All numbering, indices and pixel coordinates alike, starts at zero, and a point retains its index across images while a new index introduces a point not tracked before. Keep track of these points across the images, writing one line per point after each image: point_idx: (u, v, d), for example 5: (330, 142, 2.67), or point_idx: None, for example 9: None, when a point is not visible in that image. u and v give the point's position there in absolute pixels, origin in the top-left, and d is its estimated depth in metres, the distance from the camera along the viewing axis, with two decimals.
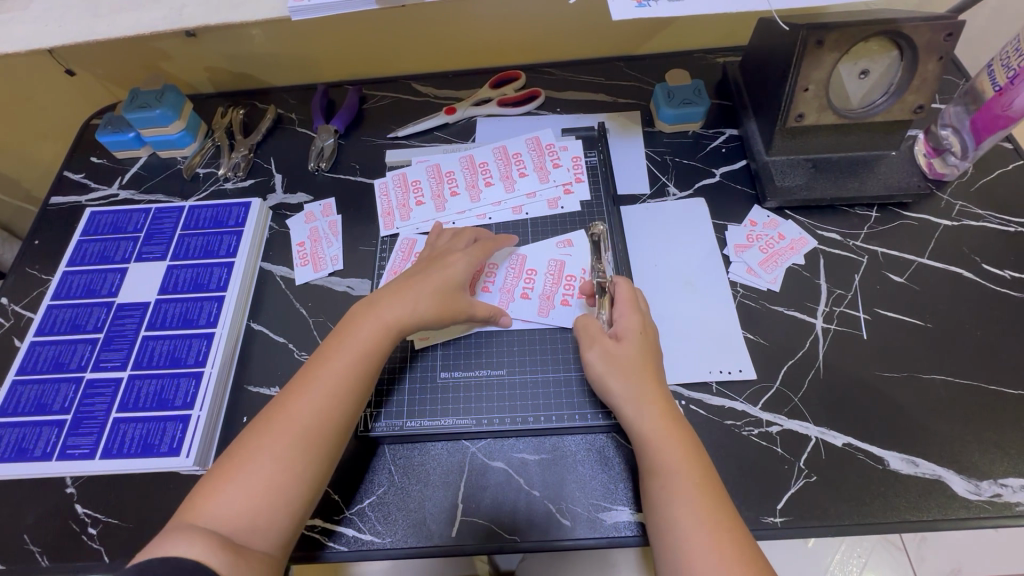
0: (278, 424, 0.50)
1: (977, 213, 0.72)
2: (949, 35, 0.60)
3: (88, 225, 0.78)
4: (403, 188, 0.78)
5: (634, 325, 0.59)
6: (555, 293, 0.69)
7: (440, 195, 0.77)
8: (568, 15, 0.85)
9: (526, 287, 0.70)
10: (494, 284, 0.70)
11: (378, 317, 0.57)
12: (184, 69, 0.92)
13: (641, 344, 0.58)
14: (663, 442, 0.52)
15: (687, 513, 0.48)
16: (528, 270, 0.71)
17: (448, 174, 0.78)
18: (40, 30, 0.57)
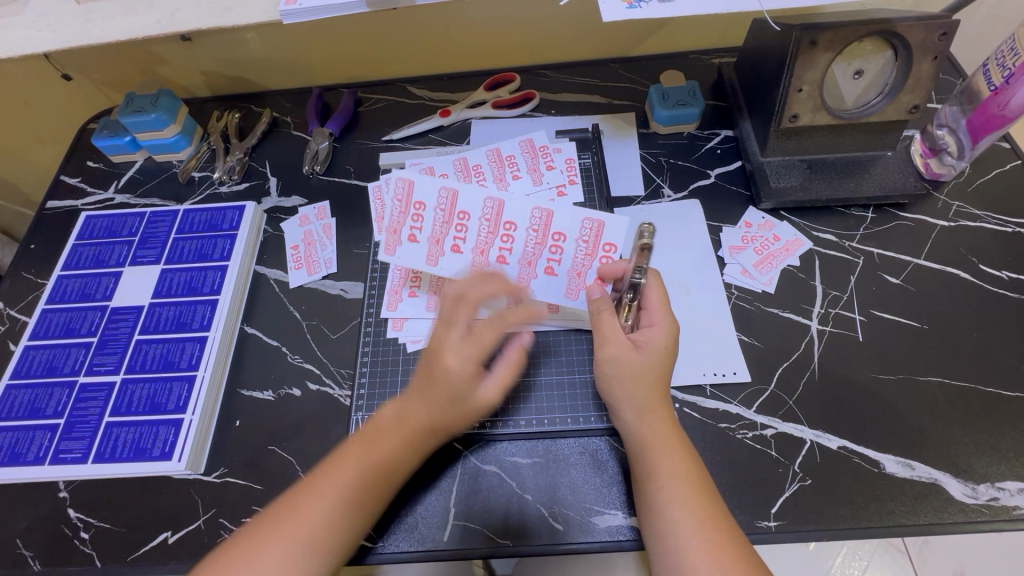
0: (306, 504, 0.51)
1: (974, 213, 0.72)
2: (944, 35, 0.60)
3: (83, 230, 0.78)
4: (402, 209, 0.66)
5: (661, 341, 0.56)
6: (586, 268, 0.65)
7: (437, 239, 0.66)
8: (563, 17, 0.85)
9: (551, 258, 0.65)
10: (513, 253, 0.65)
11: (417, 407, 0.55)
12: (180, 73, 0.92)
13: (660, 357, 0.55)
14: (664, 449, 0.52)
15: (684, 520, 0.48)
16: (554, 235, 0.65)
17: (460, 215, 0.66)
18: (33, 35, 0.57)
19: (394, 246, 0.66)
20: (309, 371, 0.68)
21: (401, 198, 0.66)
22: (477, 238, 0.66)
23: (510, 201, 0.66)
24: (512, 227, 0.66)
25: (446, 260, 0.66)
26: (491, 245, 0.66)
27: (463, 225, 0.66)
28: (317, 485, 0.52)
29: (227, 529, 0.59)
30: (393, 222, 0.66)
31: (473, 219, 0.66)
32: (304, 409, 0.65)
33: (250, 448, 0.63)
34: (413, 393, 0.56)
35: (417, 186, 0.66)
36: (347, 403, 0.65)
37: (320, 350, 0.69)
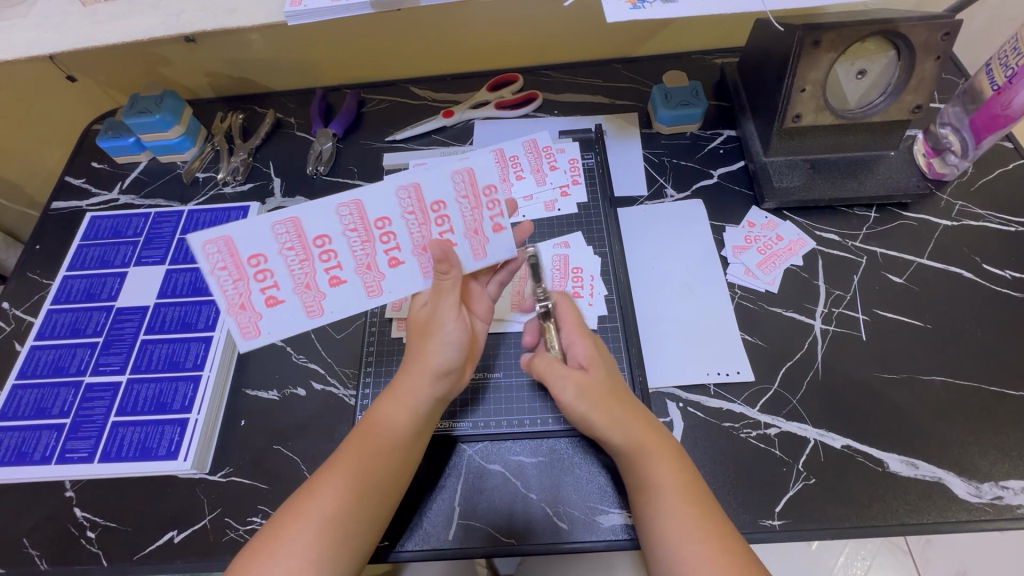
0: (315, 504, 0.49)
1: (977, 213, 0.72)
2: (947, 34, 0.60)
3: (88, 230, 0.78)
4: (303, 257, 0.54)
5: (589, 351, 0.57)
6: (479, 221, 0.57)
7: (367, 266, 0.56)
8: (566, 18, 0.86)
9: (494, 215, 0.58)
10: (455, 230, 0.57)
11: (411, 395, 0.54)
12: (184, 74, 0.93)
13: (602, 367, 0.56)
14: (647, 456, 0.52)
15: (675, 529, 0.48)
16: (485, 191, 0.57)
17: (379, 225, 0.55)
18: (39, 37, 0.57)
19: (278, 300, 0.55)
20: (314, 371, 0.68)
21: (292, 245, 0.54)
22: (411, 238, 0.56)
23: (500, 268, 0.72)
24: (441, 206, 0.56)
25: (392, 282, 0.56)
26: (428, 236, 0.56)
27: (389, 234, 0.56)
28: (321, 484, 0.50)
29: (233, 528, 0.59)
30: (239, 297, 0.54)
31: (396, 223, 0.55)
32: (309, 409, 0.65)
33: (256, 448, 0.63)
34: (406, 387, 0.55)
35: (309, 222, 0.54)
36: (351, 403, 0.65)
37: (325, 350, 0.69)
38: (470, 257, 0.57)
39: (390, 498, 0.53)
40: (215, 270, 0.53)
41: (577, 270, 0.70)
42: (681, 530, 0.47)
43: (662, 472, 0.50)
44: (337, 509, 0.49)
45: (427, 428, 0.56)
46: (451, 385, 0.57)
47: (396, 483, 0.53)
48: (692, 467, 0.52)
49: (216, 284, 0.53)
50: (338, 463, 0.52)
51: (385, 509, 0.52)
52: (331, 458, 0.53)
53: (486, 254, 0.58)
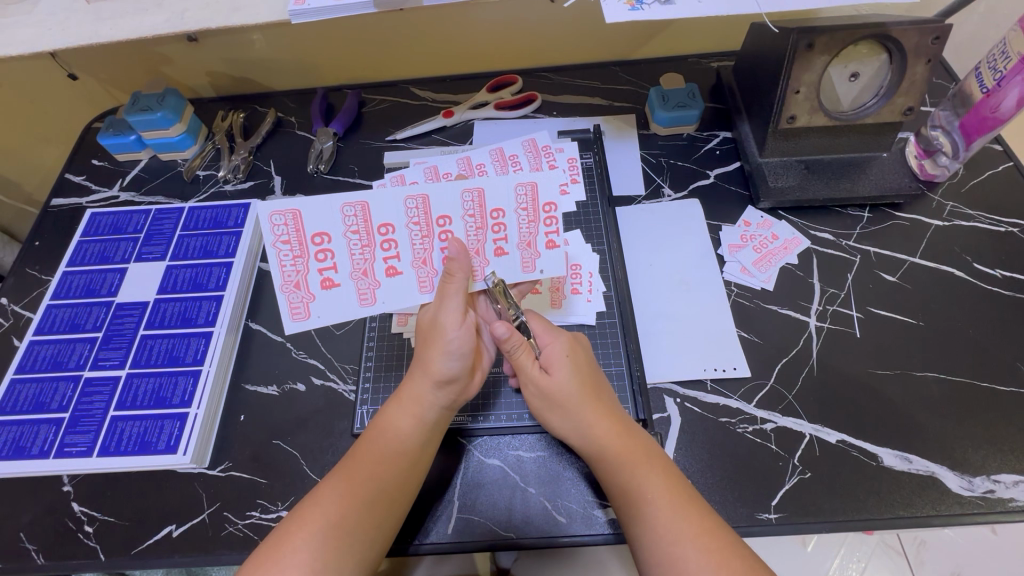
0: (318, 513, 0.49)
1: (968, 213, 0.73)
2: (937, 38, 0.62)
3: (89, 226, 0.79)
4: (365, 242, 0.56)
5: (561, 350, 0.57)
6: (535, 235, 0.58)
7: (423, 261, 0.57)
8: (564, 20, 0.87)
9: (550, 232, 0.58)
10: (509, 241, 0.57)
11: (418, 402, 0.55)
12: (185, 73, 0.93)
13: (571, 370, 0.56)
14: (619, 461, 0.53)
15: (651, 529, 0.49)
16: (546, 208, 0.57)
17: (441, 222, 0.56)
18: (44, 33, 0.58)
19: (334, 283, 0.57)
20: (313, 366, 0.68)
21: (359, 228, 0.55)
22: (468, 241, 0.57)
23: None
24: (499, 214, 0.56)
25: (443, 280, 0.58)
26: (483, 242, 0.57)
27: (448, 233, 0.56)
28: (326, 491, 0.51)
29: (232, 522, 0.59)
30: (296, 276, 0.56)
31: (456, 222, 0.56)
32: (309, 404, 0.66)
33: (255, 443, 0.64)
34: (412, 393, 0.55)
35: (376, 208, 0.55)
36: (351, 398, 0.66)
37: (325, 346, 0.69)
38: (518, 269, 0.59)
39: (399, 506, 0.53)
40: (278, 243, 0.55)
41: (576, 268, 0.70)
42: (661, 529, 0.48)
43: (636, 477, 0.51)
44: (343, 516, 0.49)
45: (436, 435, 0.56)
46: (460, 392, 0.57)
47: (405, 491, 0.53)
48: (668, 464, 0.53)
49: (278, 257, 0.55)
50: (346, 472, 0.52)
51: (395, 515, 0.52)
52: (338, 467, 0.53)
53: (535, 268, 0.58)
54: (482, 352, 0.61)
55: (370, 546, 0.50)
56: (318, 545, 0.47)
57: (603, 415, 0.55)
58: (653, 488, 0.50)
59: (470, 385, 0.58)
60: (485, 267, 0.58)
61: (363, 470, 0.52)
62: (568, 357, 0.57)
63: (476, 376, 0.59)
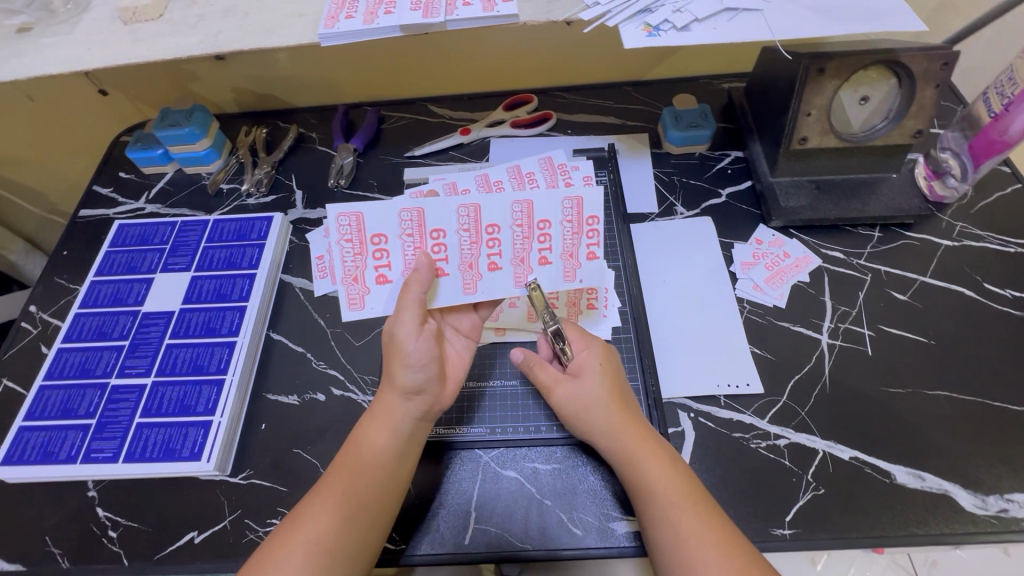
0: (298, 535, 0.50)
1: (977, 234, 0.74)
2: (945, 64, 0.63)
3: (116, 237, 0.81)
4: (418, 244, 0.58)
5: (594, 360, 0.60)
6: (577, 248, 0.59)
7: (469, 265, 0.58)
8: (580, 42, 0.90)
9: (590, 243, 0.60)
10: (553, 251, 0.59)
11: (390, 416, 0.56)
12: (211, 90, 0.96)
13: (600, 377, 0.59)
14: (644, 463, 0.53)
15: (671, 533, 0.49)
16: (589, 220, 0.58)
17: (490, 230, 0.57)
18: (86, 54, 0.60)
19: (387, 279, 0.59)
20: (333, 377, 0.70)
21: (414, 232, 0.57)
22: (513, 249, 0.58)
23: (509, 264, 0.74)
24: (546, 225, 0.58)
25: (486, 284, 0.59)
26: (528, 251, 0.59)
27: (495, 240, 0.58)
28: (308, 511, 0.52)
29: (252, 529, 0.60)
30: (355, 270, 0.59)
31: (504, 231, 0.58)
32: (329, 413, 0.67)
33: (276, 451, 0.65)
34: (382, 409, 0.56)
35: (432, 214, 0.57)
36: (371, 408, 0.67)
37: (344, 357, 0.71)
38: (560, 278, 0.60)
39: (379, 520, 0.53)
40: (341, 240, 0.58)
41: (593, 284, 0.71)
42: (681, 534, 0.49)
43: (659, 480, 0.52)
44: (325, 535, 0.50)
45: (413, 449, 0.57)
46: (430, 401, 0.57)
47: (384, 507, 0.54)
48: (687, 471, 0.54)
49: (340, 253, 0.58)
50: (322, 492, 0.53)
51: (376, 531, 0.53)
52: (316, 486, 0.54)
53: (575, 277, 0.61)
54: (449, 360, 0.61)
55: (354, 562, 0.51)
56: (302, 564, 0.48)
57: (630, 419, 0.56)
58: (674, 493, 0.51)
59: (442, 395, 0.59)
60: (529, 274, 0.60)
61: (341, 488, 0.53)
62: (600, 364, 0.59)
63: (447, 387, 0.60)
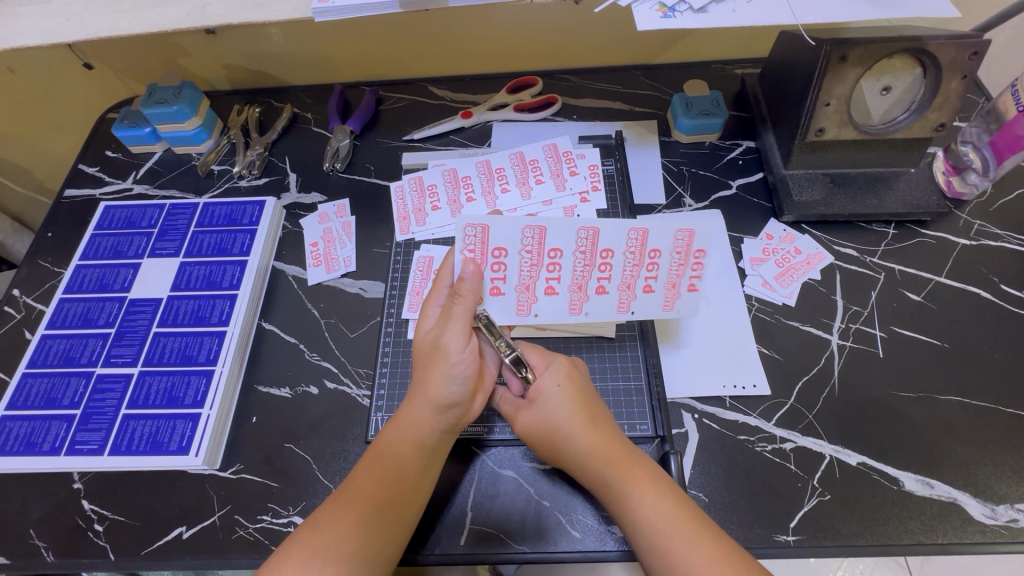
0: (323, 540, 0.48)
1: (996, 233, 0.72)
2: (974, 54, 0.60)
3: (102, 219, 0.78)
4: (534, 261, 0.57)
5: (555, 381, 0.56)
6: (680, 278, 0.59)
7: (579, 286, 0.58)
8: (588, 22, 0.86)
9: (693, 275, 0.59)
10: (658, 280, 0.59)
11: (418, 428, 0.53)
12: (201, 65, 0.92)
13: (561, 397, 0.55)
14: (625, 485, 0.51)
15: (667, 558, 0.47)
16: (696, 253, 0.58)
17: (604, 254, 0.57)
18: (63, 24, 0.57)
19: (500, 292, 0.57)
20: (326, 369, 0.67)
21: (533, 249, 0.57)
22: (622, 276, 0.58)
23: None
24: (655, 255, 0.58)
25: (593, 305, 0.59)
26: (636, 278, 0.58)
27: (608, 265, 0.58)
28: (325, 526, 0.49)
29: (242, 525, 0.59)
30: None
31: (617, 257, 0.58)
32: (322, 407, 0.65)
33: (267, 446, 0.63)
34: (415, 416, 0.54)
35: (553, 235, 0.56)
36: (365, 403, 0.65)
37: (338, 348, 0.69)
38: (660, 307, 0.59)
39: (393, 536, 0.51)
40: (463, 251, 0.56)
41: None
42: (675, 556, 0.47)
43: (637, 504, 0.50)
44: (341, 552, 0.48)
45: (436, 461, 0.55)
46: (460, 417, 0.55)
47: (402, 523, 0.52)
48: (676, 490, 0.51)
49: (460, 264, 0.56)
50: (341, 506, 0.50)
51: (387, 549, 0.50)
52: (332, 496, 0.52)
53: (675, 309, 0.59)
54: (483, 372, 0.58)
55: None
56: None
57: (595, 440, 0.54)
58: (661, 516, 0.49)
59: (472, 408, 0.56)
60: (631, 302, 0.59)
61: (359, 504, 0.50)
62: (561, 386, 0.56)
63: (478, 399, 0.57)
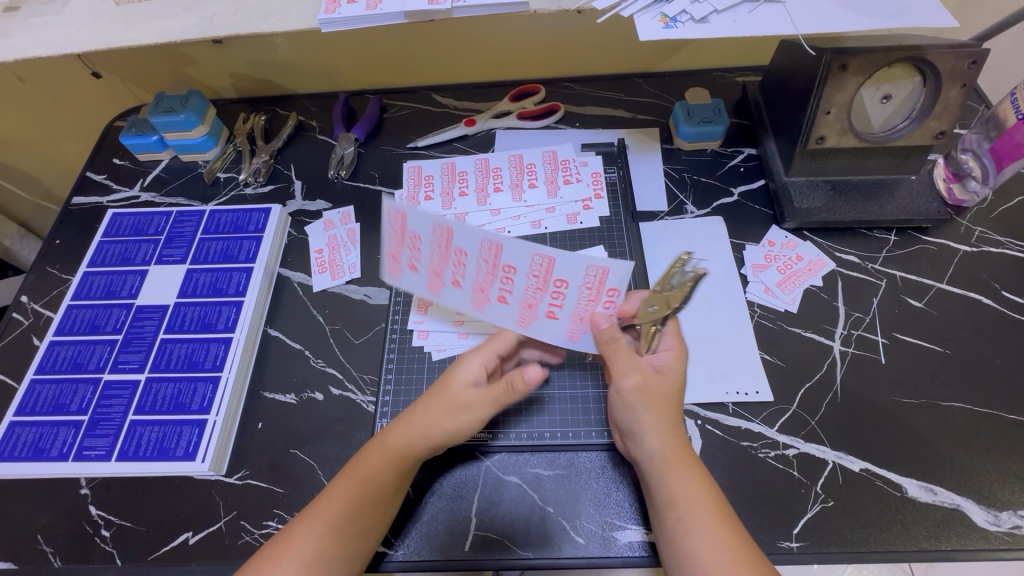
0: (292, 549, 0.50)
1: (996, 240, 0.72)
2: (973, 63, 0.61)
3: (110, 227, 0.79)
4: (450, 178, 0.81)
5: (675, 367, 0.56)
6: (555, 178, 0.79)
7: (482, 189, 0.79)
8: (591, 30, 0.87)
9: (566, 176, 0.79)
10: (539, 180, 0.79)
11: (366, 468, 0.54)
12: (208, 74, 0.93)
13: (677, 385, 0.56)
14: (680, 471, 0.52)
15: (705, 546, 0.48)
16: (562, 162, 0.81)
17: (495, 170, 0.81)
18: (74, 35, 0.58)
19: (415, 269, 0.56)
20: (331, 375, 0.68)
21: (447, 173, 0.81)
22: (511, 179, 0.79)
23: (509, 246, 0.52)
24: (533, 166, 0.80)
25: (495, 200, 0.78)
26: (520, 180, 0.79)
27: (498, 172, 0.80)
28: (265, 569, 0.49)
29: (248, 532, 0.59)
30: (413, 194, 0.80)
31: (504, 171, 0.80)
32: (328, 413, 0.65)
33: (273, 452, 0.63)
34: (366, 472, 0.54)
35: (458, 163, 0.82)
36: (370, 409, 0.65)
37: (343, 355, 0.69)
38: (565, 223, 0.76)
39: None
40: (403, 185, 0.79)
41: (611, 292, 0.53)
42: (712, 544, 0.48)
43: (693, 491, 0.51)
44: None
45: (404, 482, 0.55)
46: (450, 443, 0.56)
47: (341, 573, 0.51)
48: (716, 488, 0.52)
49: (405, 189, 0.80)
50: (279, 553, 0.50)
51: None
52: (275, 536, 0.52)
53: (577, 221, 0.76)
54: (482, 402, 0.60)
55: None
56: None
57: (672, 424, 0.54)
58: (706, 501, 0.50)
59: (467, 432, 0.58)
60: (523, 194, 0.78)
61: (292, 556, 0.49)
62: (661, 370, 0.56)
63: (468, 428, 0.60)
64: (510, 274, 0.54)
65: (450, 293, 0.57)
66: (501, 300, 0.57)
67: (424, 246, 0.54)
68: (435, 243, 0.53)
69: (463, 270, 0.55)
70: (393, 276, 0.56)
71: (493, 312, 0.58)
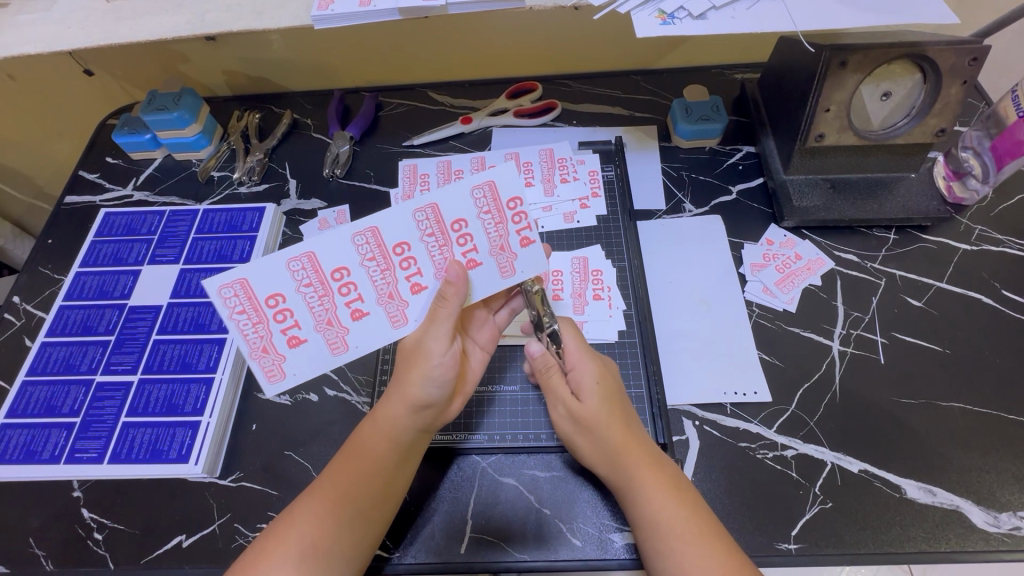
0: (292, 535, 0.48)
1: (996, 238, 0.72)
2: (974, 60, 0.60)
3: (102, 226, 0.78)
4: (446, 177, 0.80)
5: (590, 375, 0.56)
6: (552, 176, 0.79)
7: None
8: (589, 27, 0.86)
9: (563, 175, 0.79)
10: (535, 179, 0.79)
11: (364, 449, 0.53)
12: (201, 72, 0.92)
13: (601, 397, 0.55)
14: (644, 489, 0.51)
15: (676, 564, 0.48)
16: (559, 160, 0.80)
17: (491, 169, 0.80)
18: (64, 32, 0.57)
19: (301, 340, 0.55)
20: (326, 376, 0.67)
21: (443, 172, 0.81)
22: None
23: (322, 248, 0.53)
24: (529, 165, 0.80)
25: None
26: None
27: None
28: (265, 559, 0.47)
29: (242, 534, 0.58)
30: (409, 192, 0.79)
31: None
32: (322, 414, 0.65)
33: (267, 453, 0.63)
34: (362, 445, 0.54)
35: (455, 162, 0.82)
36: (365, 410, 0.65)
37: None
38: (561, 221, 0.76)
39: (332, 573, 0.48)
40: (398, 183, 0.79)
41: (513, 204, 0.55)
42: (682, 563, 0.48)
43: (658, 509, 0.50)
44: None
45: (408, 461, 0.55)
46: (436, 417, 0.56)
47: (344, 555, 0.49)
48: (695, 501, 0.51)
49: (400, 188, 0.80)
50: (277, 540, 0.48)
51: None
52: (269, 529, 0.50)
53: (574, 220, 0.75)
54: (467, 374, 0.59)
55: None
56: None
57: (621, 439, 0.54)
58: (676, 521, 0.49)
59: (449, 408, 0.57)
60: None
61: (292, 535, 0.48)
62: (597, 383, 0.55)
63: (456, 401, 0.58)
64: (348, 280, 0.55)
65: (352, 335, 0.56)
66: (412, 294, 0.56)
67: (260, 331, 0.54)
68: (254, 322, 0.54)
69: (297, 320, 0.55)
70: (277, 380, 0.55)
71: (417, 308, 0.56)
